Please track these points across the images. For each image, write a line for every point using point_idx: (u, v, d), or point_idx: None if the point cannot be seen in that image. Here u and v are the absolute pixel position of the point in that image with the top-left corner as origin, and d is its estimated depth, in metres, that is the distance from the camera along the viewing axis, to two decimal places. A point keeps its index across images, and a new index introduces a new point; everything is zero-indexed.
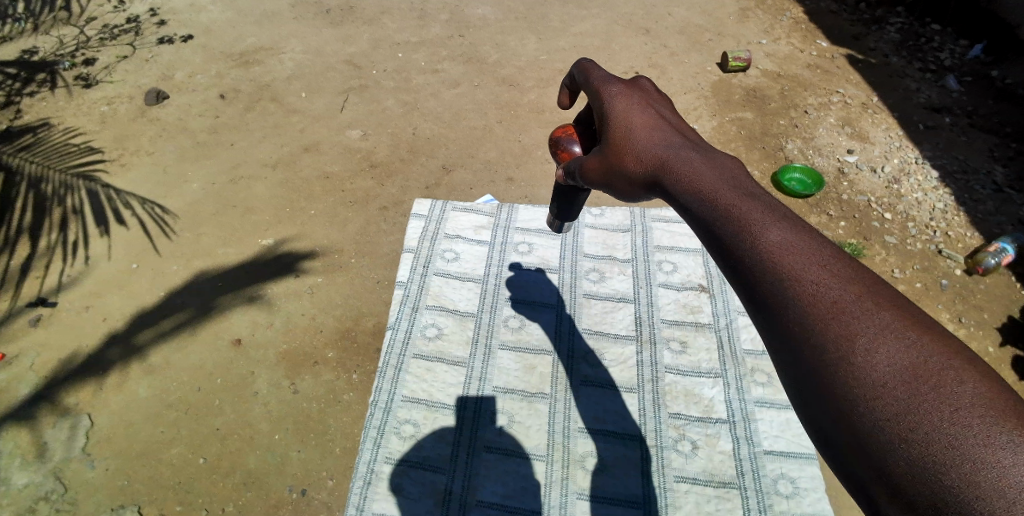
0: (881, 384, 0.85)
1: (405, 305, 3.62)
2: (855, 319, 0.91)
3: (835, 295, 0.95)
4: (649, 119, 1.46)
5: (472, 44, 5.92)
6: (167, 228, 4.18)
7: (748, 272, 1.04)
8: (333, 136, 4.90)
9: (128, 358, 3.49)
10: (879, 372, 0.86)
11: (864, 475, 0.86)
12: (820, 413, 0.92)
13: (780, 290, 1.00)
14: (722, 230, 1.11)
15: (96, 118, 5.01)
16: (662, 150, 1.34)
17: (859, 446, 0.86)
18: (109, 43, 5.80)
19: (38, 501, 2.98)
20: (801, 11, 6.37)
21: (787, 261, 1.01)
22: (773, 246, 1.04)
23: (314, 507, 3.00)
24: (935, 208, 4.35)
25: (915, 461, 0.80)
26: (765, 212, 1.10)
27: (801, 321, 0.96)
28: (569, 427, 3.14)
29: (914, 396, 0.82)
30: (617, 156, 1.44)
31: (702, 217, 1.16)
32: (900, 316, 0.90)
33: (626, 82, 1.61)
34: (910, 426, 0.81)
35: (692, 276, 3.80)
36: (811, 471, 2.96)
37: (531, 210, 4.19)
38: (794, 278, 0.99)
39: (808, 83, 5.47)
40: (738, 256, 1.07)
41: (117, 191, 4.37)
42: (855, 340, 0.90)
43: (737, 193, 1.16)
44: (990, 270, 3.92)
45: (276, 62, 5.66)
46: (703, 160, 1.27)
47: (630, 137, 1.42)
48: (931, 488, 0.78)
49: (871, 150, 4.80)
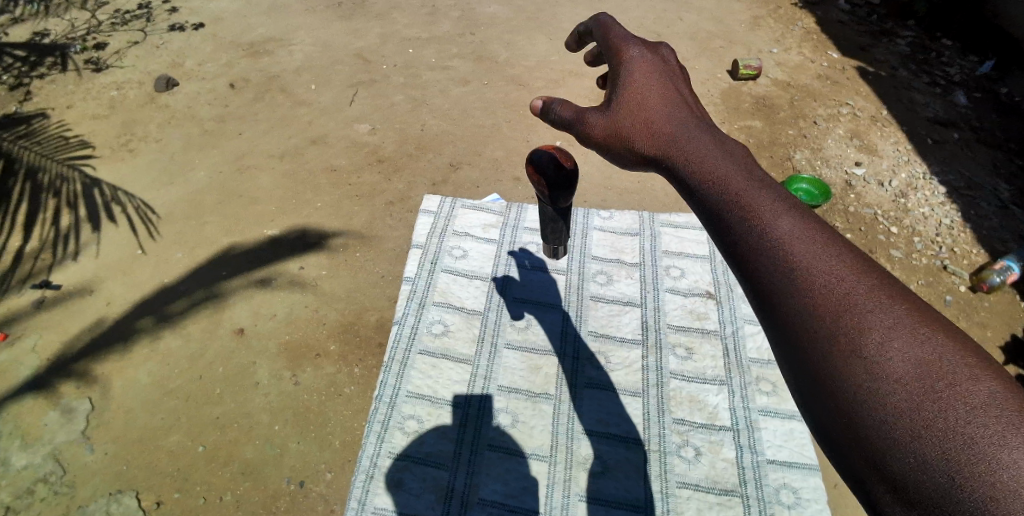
0: (891, 380, 0.93)
1: (411, 300, 3.62)
2: (871, 317, 0.99)
3: (846, 293, 1.02)
4: (667, 96, 1.51)
5: (482, 42, 5.92)
6: (153, 229, 4.09)
7: (763, 265, 1.11)
8: (341, 129, 4.90)
9: (130, 343, 3.49)
10: (895, 369, 0.94)
11: (864, 465, 0.94)
12: (825, 405, 1.00)
13: (795, 285, 1.07)
14: (737, 222, 1.17)
15: (105, 103, 5.01)
16: (679, 132, 1.40)
17: (864, 440, 0.94)
18: (119, 28, 5.81)
19: (36, 483, 2.98)
20: (813, 21, 6.36)
21: (803, 257, 1.08)
22: (789, 241, 1.11)
23: (311, 500, 2.99)
24: (941, 224, 4.34)
25: (920, 454, 0.88)
26: (781, 205, 1.17)
27: (812, 313, 1.03)
28: (572, 428, 3.14)
29: (924, 393, 0.90)
30: (629, 128, 1.49)
31: (716, 209, 1.23)
32: (910, 316, 0.98)
33: (646, 50, 1.64)
34: (924, 425, 0.89)
35: (700, 283, 3.79)
36: (814, 482, 2.96)
37: (540, 211, 4.18)
38: (806, 272, 1.07)
39: (818, 94, 5.46)
40: (752, 248, 1.13)
41: (111, 187, 4.32)
42: (868, 337, 0.97)
43: (753, 183, 1.22)
44: (994, 288, 3.89)
45: (286, 54, 5.66)
46: (720, 146, 1.33)
47: (647, 113, 1.48)
48: (934, 480, 0.87)
49: (879, 163, 4.79)
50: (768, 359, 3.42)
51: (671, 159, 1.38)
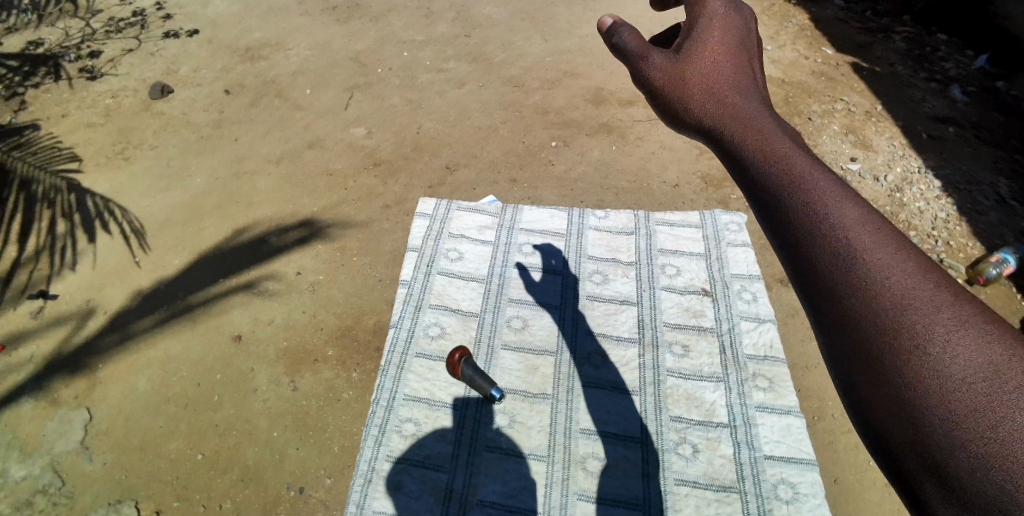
0: (954, 378, 0.86)
1: (408, 303, 3.63)
2: (937, 312, 0.90)
3: (908, 282, 0.94)
4: (732, 68, 1.44)
5: (478, 44, 5.93)
6: (143, 242, 4.05)
7: (815, 244, 1.02)
8: (337, 133, 4.90)
9: (129, 351, 3.49)
10: (960, 365, 0.86)
11: (915, 467, 0.87)
12: (871, 399, 0.91)
13: (849, 268, 0.98)
14: (789, 198, 1.09)
15: (101, 111, 5.02)
16: (740, 106, 1.34)
17: (916, 441, 0.87)
18: (114, 36, 5.81)
19: (36, 494, 2.98)
20: (807, 18, 6.38)
21: (861, 242, 1.00)
22: (848, 226, 1.03)
23: (311, 505, 2.99)
24: (936, 218, 4.35)
25: (980, 461, 0.81)
26: (838, 188, 1.09)
27: (866, 297, 0.95)
28: (570, 428, 3.14)
29: (993, 398, 0.83)
30: (688, 97, 1.44)
31: (761, 182, 1.16)
32: (977, 314, 0.90)
33: (719, 11, 1.55)
34: (987, 427, 0.81)
35: (696, 280, 3.80)
36: (812, 477, 2.97)
37: (536, 211, 4.20)
38: (863, 255, 0.98)
39: (813, 90, 5.48)
40: (805, 226, 1.05)
41: (104, 199, 4.30)
42: (932, 332, 0.89)
43: (809, 164, 1.15)
44: (990, 280, 3.90)
45: (281, 58, 5.66)
46: (777, 127, 1.28)
47: (713, 83, 1.42)
48: (996, 492, 0.79)
49: (874, 158, 4.81)
50: (765, 355, 3.43)
51: (718, 122, 1.33)
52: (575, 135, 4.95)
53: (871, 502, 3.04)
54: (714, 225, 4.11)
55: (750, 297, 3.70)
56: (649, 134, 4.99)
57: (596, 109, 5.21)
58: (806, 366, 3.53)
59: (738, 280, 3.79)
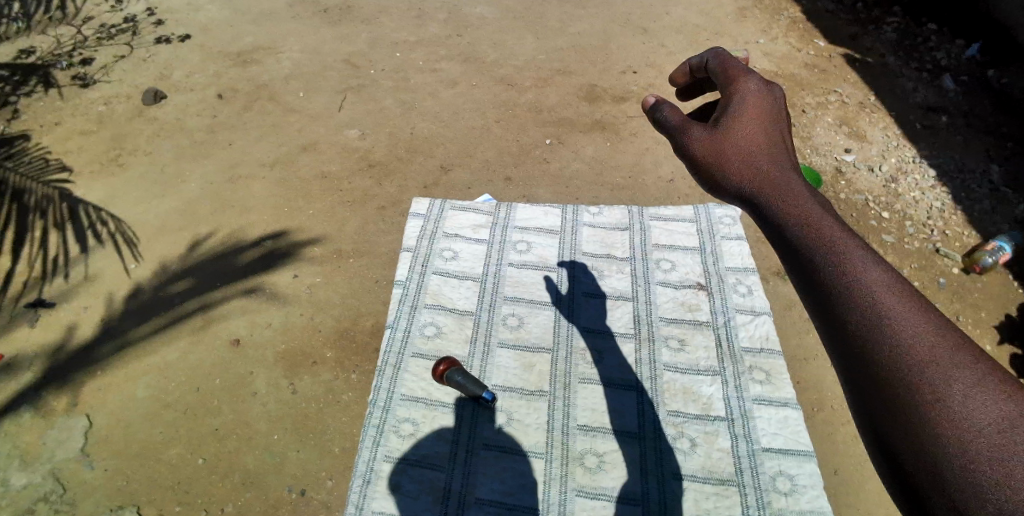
0: (992, 459, 0.85)
1: (404, 303, 3.62)
2: (967, 388, 0.91)
3: (941, 358, 0.95)
4: (767, 147, 1.47)
5: (470, 44, 5.92)
6: (135, 251, 4.02)
7: (848, 313, 1.05)
8: (331, 135, 4.90)
9: (127, 357, 3.49)
10: (996, 446, 0.85)
11: None
12: (908, 471, 0.92)
13: (882, 338, 1.00)
14: (823, 266, 1.11)
15: (94, 118, 5.00)
16: (775, 179, 1.36)
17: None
18: (106, 43, 5.80)
19: (37, 502, 2.97)
20: (799, 11, 6.38)
21: (893, 313, 1.01)
22: (880, 294, 1.04)
23: (313, 507, 3.00)
24: (932, 207, 4.36)
25: None
26: (874, 259, 1.10)
27: (900, 370, 0.97)
28: (568, 424, 3.14)
29: None
30: (724, 170, 1.46)
31: (794, 249, 1.19)
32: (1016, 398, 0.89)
33: (753, 94, 1.58)
34: None
35: (691, 274, 3.80)
36: (810, 468, 2.97)
37: (529, 209, 4.20)
38: (895, 329, 1.00)
39: (806, 82, 5.48)
40: (840, 296, 1.07)
41: (95, 208, 4.27)
42: (966, 411, 0.89)
43: (844, 233, 1.16)
44: (987, 269, 3.93)
45: (274, 62, 5.65)
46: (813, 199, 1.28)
47: (746, 161, 1.44)
48: None
49: (868, 149, 4.81)
50: (760, 348, 3.44)
51: (754, 192, 1.36)
52: (569, 132, 4.95)
53: (871, 492, 3.06)
54: (708, 219, 4.11)
55: (745, 290, 3.70)
56: (643, 130, 4.99)
57: (589, 106, 5.21)
58: (803, 358, 3.54)
59: (733, 273, 3.79)
